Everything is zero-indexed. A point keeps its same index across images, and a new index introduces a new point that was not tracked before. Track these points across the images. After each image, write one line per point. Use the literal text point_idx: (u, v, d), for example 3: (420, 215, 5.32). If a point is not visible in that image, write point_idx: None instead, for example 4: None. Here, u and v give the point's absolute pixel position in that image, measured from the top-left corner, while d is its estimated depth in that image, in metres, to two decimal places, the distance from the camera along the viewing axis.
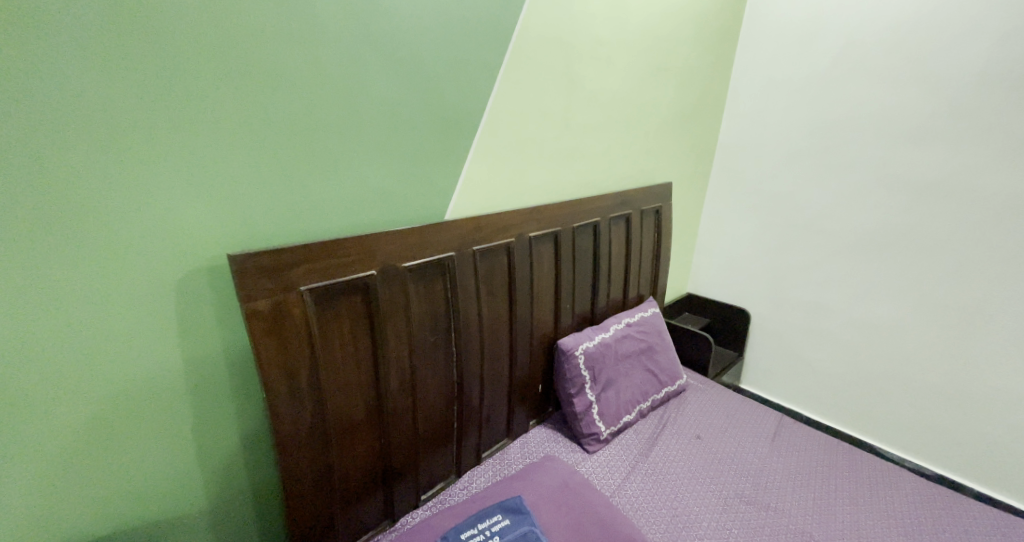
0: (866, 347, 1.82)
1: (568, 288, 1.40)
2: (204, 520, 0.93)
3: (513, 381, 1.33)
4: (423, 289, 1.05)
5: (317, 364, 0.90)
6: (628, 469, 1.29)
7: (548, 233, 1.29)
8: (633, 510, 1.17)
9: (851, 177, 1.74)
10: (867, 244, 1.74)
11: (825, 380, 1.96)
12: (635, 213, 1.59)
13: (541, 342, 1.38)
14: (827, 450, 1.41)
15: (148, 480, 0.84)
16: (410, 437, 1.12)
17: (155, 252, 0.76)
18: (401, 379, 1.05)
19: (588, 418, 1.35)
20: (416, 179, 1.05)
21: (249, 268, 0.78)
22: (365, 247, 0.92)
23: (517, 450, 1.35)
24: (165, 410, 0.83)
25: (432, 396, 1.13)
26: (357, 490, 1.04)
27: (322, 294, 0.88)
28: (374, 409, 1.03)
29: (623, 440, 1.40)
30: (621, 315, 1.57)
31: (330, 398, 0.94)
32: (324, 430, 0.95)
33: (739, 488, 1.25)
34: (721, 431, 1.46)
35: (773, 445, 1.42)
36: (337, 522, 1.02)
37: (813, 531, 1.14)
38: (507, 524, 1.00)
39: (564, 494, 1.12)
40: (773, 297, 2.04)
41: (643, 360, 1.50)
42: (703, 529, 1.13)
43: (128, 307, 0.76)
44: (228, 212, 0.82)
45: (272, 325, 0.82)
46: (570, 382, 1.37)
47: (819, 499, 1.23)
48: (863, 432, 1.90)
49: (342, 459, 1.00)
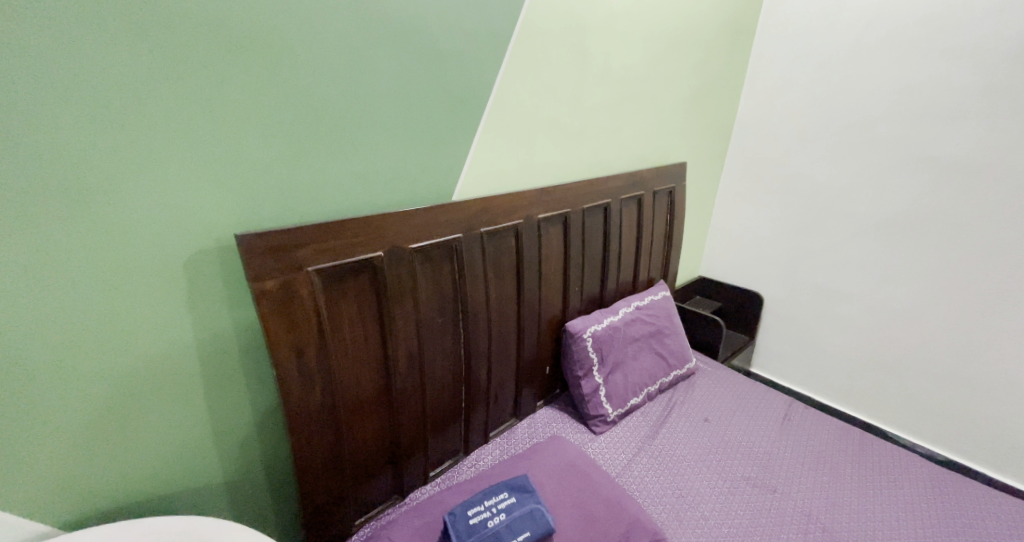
0: (882, 333, 1.78)
1: (577, 271, 1.38)
2: (219, 494, 0.97)
3: (520, 364, 1.33)
4: (430, 271, 1.04)
5: (326, 344, 0.91)
6: (635, 451, 1.30)
7: (557, 214, 1.27)
8: (639, 490, 1.18)
9: (874, 157, 1.68)
10: (889, 226, 1.69)
11: (837, 366, 1.94)
12: (647, 194, 1.56)
13: (548, 324, 1.37)
14: (837, 436, 1.40)
15: (164, 454, 0.87)
16: (419, 416, 1.13)
17: (165, 235, 0.77)
18: (409, 360, 1.07)
19: (595, 400, 1.35)
20: (422, 159, 1.04)
21: (257, 247, 0.78)
22: (372, 229, 0.92)
23: (523, 430, 1.37)
24: (178, 388, 0.86)
25: (440, 376, 1.15)
26: (368, 466, 1.07)
27: (330, 275, 0.88)
28: (383, 390, 1.04)
29: (630, 422, 1.40)
30: (632, 298, 1.55)
31: (339, 377, 0.95)
32: (334, 408, 0.96)
33: (745, 471, 1.25)
34: (730, 414, 1.45)
35: (783, 430, 1.40)
36: (349, 496, 1.05)
37: (819, 514, 1.14)
38: (513, 502, 1.00)
39: (570, 474, 1.14)
40: (787, 280, 2.00)
41: (652, 344, 1.49)
42: (707, 509, 1.14)
43: (135, 289, 0.77)
44: (236, 195, 0.82)
45: (280, 306, 0.83)
46: (577, 364, 1.37)
47: (826, 482, 1.23)
48: (874, 417, 1.88)
49: (352, 436, 1.02)
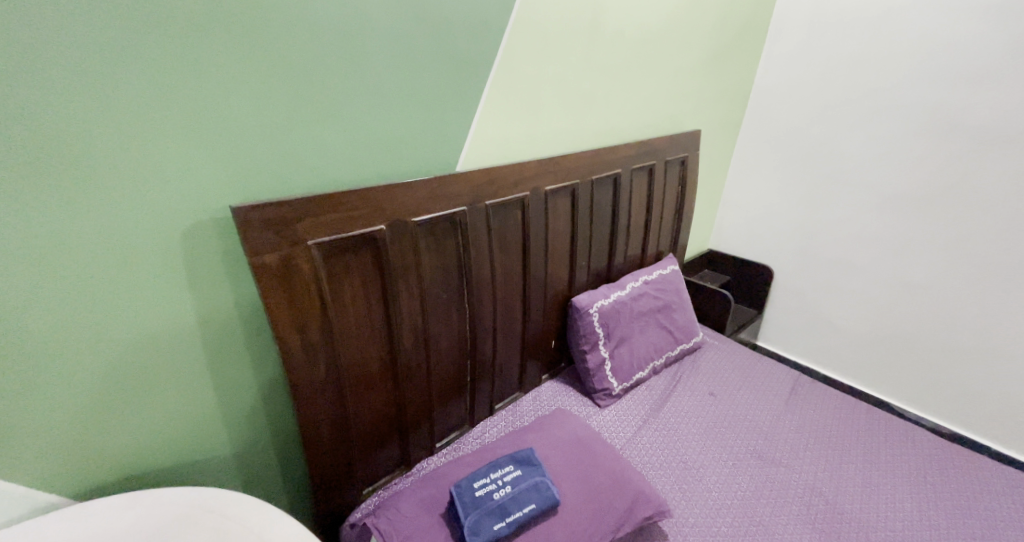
0: (895, 306, 1.75)
1: (584, 244, 1.35)
2: (228, 464, 0.98)
3: (525, 338, 1.32)
4: (433, 245, 1.02)
5: (329, 319, 0.90)
6: (640, 424, 1.30)
7: (565, 186, 1.23)
8: (643, 462, 1.19)
9: (898, 123, 1.60)
10: (909, 197, 1.63)
11: (846, 339, 1.92)
12: (658, 164, 1.50)
13: (555, 298, 1.35)
14: (844, 410, 1.39)
15: (171, 426, 0.87)
16: (424, 389, 1.13)
17: (159, 209, 0.74)
18: (413, 334, 1.06)
19: (600, 374, 1.35)
20: (424, 127, 0.99)
21: (255, 221, 0.75)
22: (373, 201, 0.88)
23: (529, 402, 1.37)
24: (182, 362, 0.85)
25: (445, 350, 1.14)
26: (374, 438, 1.08)
27: (332, 248, 0.86)
28: (388, 364, 1.04)
29: (635, 395, 1.40)
30: (640, 272, 1.52)
31: (343, 352, 0.94)
32: (340, 382, 0.96)
33: (749, 444, 1.26)
34: (736, 388, 1.45)
35: (789, 404, 1.40)
36: (356, 467, 1.07)
37: (822, 487, 1.15)
38: (519, 474, 1.00)
39: (575, 447, 1.14)
40: (800, 253, 1.95)
41: (659, 318, 1.47)
42: (710, 482, 1.15)
43: (131, 265, 0.75)
44: (232, 167, 0.79)
45: (281, 281, 0.81)
46: (582, 338, 1.35)
47: (831, 456, 1.23)
48: (881, 390, 1.88)
49: (358, 409, 1.02)
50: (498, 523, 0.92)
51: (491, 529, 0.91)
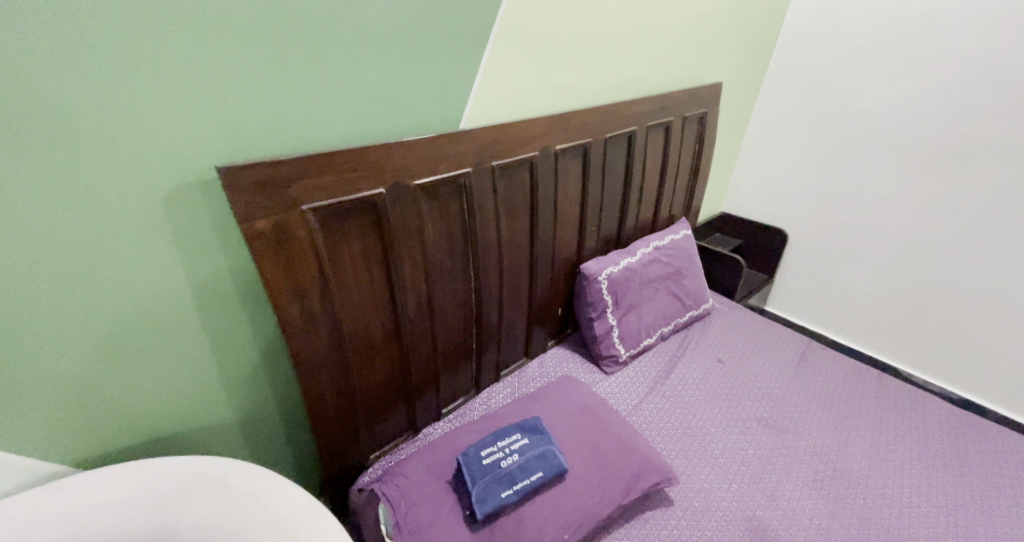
0: (911, 271, 1.71)
1: (594, 207, 1.29)
2: (231, 429, 0.98)
3: (532, 304, 1.29)
4: (437, 209, 0.96)
5: (329, 288, 0.86)
6: (647, 390, 1.29)
7: (576, 145, 1.15)
8: (650, 429, 1.19)
9: (934, 77, 1.51)
10: (938, 157, 1.56)
11: (858, 305, 1.89)
12: (674, 121, 1.42)
13: (563, 264, 1.31)
14: (855, 376, 1.37)
15: (170, 394, 0.86)
16: (430, 356, 1.12)
17: (141, 171, 0.69)
18: (417, 302, 1.02)
19: (608, 341, 1.32)
20: (426, 79, 0.92)
21: (243, 185, 0.69)
22: (371, 162, 0.82)
23: (534, 369, 1.35)
24: (178, 330, 0.82)
25: (450, 317, 1.11)
26: (380, 404, 1.07)
27: (328, 213, 0.81)
28: (392, 332, 1.01)
29: (643, 362, 1.38)
30: (651, 236, 1.47)
31: (345, 322, 0.91)
32: (343, 352, 0.94)
33: (757, 411, 1.25)
34: (745, 355, 1.42)
35: (799, 370, 1.38)
36: (362, 433, 1.06)
37: (829, 454, 1.15)
38: (526, 443, 0.99)
39: (582, 414, 1.13)
40: (817, 216, 1.89)
41: (669, 285, 1.43)
42: (716, 450, 1.16)
43: (114, 231, 0.70)
44: (217, 124, 0.72)
45: (276, 248, 0.76)
46: (590, 305, 1.32)
47: (839, 423, 1.23)
48: (889, 355, 1.87)
49: (363, 377, 1.01)
50: (505, 491, 0.92)
51: (498, 497, 0.91)
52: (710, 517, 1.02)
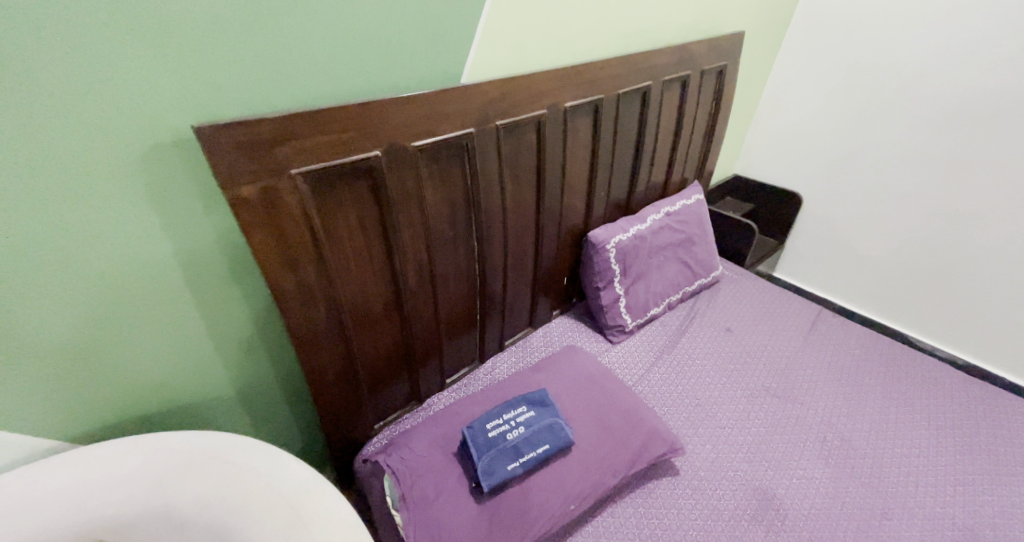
0: (927, 236, 1.66)
1: (603, 170, 1.22)
2: (230, 402, 0.96)
3: (537, 273, 1.25)
4: (437, 174, 0.90)
5: (324, 259, 0.81)
6: (653, 360, 1.27)
7: (587, 102, 1.07)
8: (655, 399, 1.17)
9: (973, 27, 1.41)
10: (969, 115, 1.48)
11: (870, 270, 1.85)
12: (691, 76, 1.32)
13: (569, 232, 1.25)
14: (866, 344, 1.34)
15: (164, 369, 0.83)
16: (432, 326, 1.08)
17: (113, 133, 0.62)
18: (418, 272, 0.98)
19: (614, 312, 1.28)
20: (424, 27, 0.83)
21: (224, 149, 0.63)
22: (365, 123, 0.75)
23: (539, 338, 1.32)
24: (167, 304, 0.78)
25: (452, 287, 1.07)
26: (381, 375, 1.05)
27: (319, 179, 0.75)
28: (392, 303, 0.97)
29: (650, 331, 1.35)
30: (661, 202, 1.41)
31: (343, 294, 0.87)
32: (342, 325, 0.90)
33: (765, 380, 1.23)
34: (754, 323, 1.39)
35: (809, 339, 1.35)
36: (365, 404, 1.05)
37: (837, 424, 1.14)
38: (532, 416, 0.97)
39: (589, 385, 1.10)
40: (834, 178, 1.81)
41: (679, 252, 1.38)
42: (723, 420, 1.14)
43: (89, 201, 0.64)
44: (194, 79, 0.65)
45: (264, 217, 0.71)
46: (597, 275, 1.27)
47: (849, 391, 1.21)
48: (898, 322, 1.85)
49: (364, 349, 0.98)
50: (511, 463, 0.90)
51: (504, 469, 0.89)
52: (715, 487, 1.02)
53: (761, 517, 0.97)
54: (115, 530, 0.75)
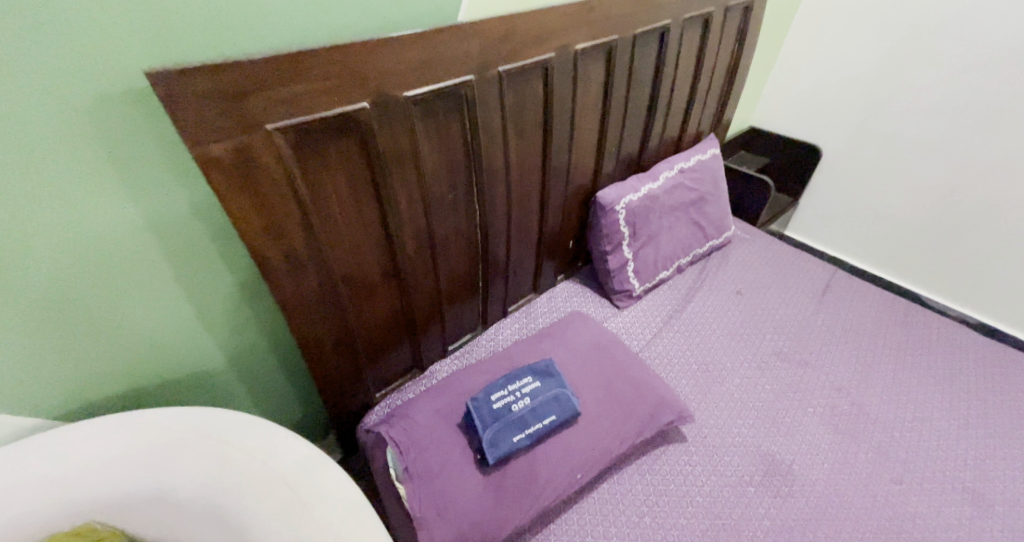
0: (949, 192, 1.59)
1: (614, 123, 1.13)
2: (222, 375, 0.92)
3: (542, 235, 1.18)
4: (434, 128, 0.81)
5: (311, 225, 0.74)
6: (661, 324, 1.23)
7: (598, 46, 0.97)
8: (663, 364, 1.14)
9: None
10: (1011, 58, 1.36)
11: (884, 227, 1.79)
12: (713, 16, 1.20)
13: (576, 191, 1.18)
14: (882, 306, 1.30)
15: (149, 343, 0.78)
16: (433, 293, 1.03)
17: (59, 83, 0.54)
18: (416, 237, 0.91)
19: (621, 276, 1.22)
20: None
21: (186, 102, 0.55)
22: (351, 69, 0.66)
23: (543, 303, 1.27)
24: (145, 276, 0.72)
25: (453, 251, 1.00)
26: (381, 344, 1.01)
27: (301, 135, 0.66)
28: (389, 270, 0.91)
29: (658, 294, 1.30)
30: (674, 158, 1.32)
31: (335, 262, 0.81)
32: (336, 294, 0.85)
33: (776, 344, 1.19)
34: (766, 285, 1.34)
35: (823, 301, 1.30)
36: (365, 373, 1.01)
37: (849, 388, 1.11)
38: (538, 386, 0.94)
39: (596, 353, 1.06)
40: (855, 130, 1.71)
41: (691, 212, 1.31)
42: (733, 385, 1.11)
43: (41, 165, 0.57)
44: (148, 17, 0.56)
45: (240, 179, 0.64)
46: (604, 238, 1.21)
47: (863, 355, 1.17)
48: (911, 281, 1.81)
49: (361, 319, 0.93)
50: (517, 435, 0.87)
51: (510, 442, 0.86)
52: (722, 452, 1.01)
53: (769, 482, 0.96)
54: (120, 505, 0.74)
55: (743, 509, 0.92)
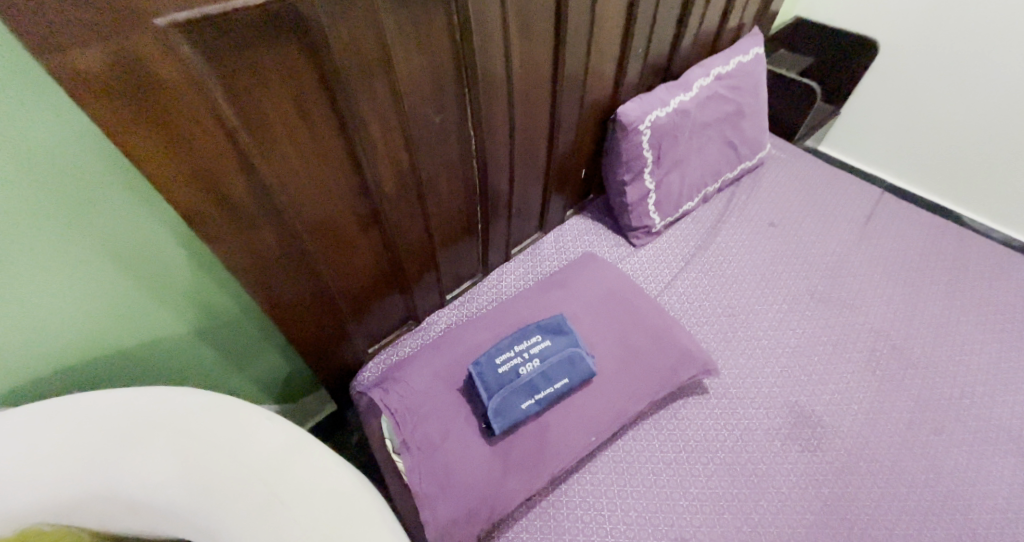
0: (1016, 98, 1.37)
1: (642, 16, 0.89)
2: (184, 341, 0.79)
3: (550, 163, 0.99)
4: (409, 25, 0.60)
5: (254, 166, 0.57)
6: (683, 262, 1.09)
7: None
8: (683, 309, 1.02)
9: None
10: None
11: (934, 140, 1.60)
12: None
13: (592, 108, 0.97)
14: (933, 235, 1.15)
15: (79, 313, 0.65)
16: (423, 237, 0.87)
17: None
18: (397, 173, 0.73)
19: (641, 210, 1.06)
20: None
21: None
22: None
23: (551, 243, 1.12)
24: (51, 239, 0.57)
25: (444, 188, 0.83)
26: (367, 298, 0.88)
27: (216, 37, 0.46)
28: (367, 215, 0.75)
29: (680, 228, 1.15)
30: (709, 62, 1.09)
31: (294, 211, 0.65)
32: (302, 250, 0.70)
33: (811, 283, 1.07)
34: (802, 213, 1.18)
35: (867, 231, 1.15)
36: (351, 331, 0.89)
37: (889, 330, 1.00)
38: (550, 346, 0.81)
39: (611, 302, 0.93)
40: (918, 21, 1.44)
41: (724, 130, 1.11)
42: (761, 329, 1.00)
43: None
44: None
45: (135, 106, 0.45)
46: (622, 166, 1.02)
47: (906, 293, 1.05)
48: (955, 202, 1.67)
49: (339, 273, 0.78)
50: (526, 402, 0.77)
51: (518, 410, 0.76)
52: (748, 404, 0.92)
53: (797, 435, 0.88)
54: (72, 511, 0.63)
55: (768, 465, 0.85)
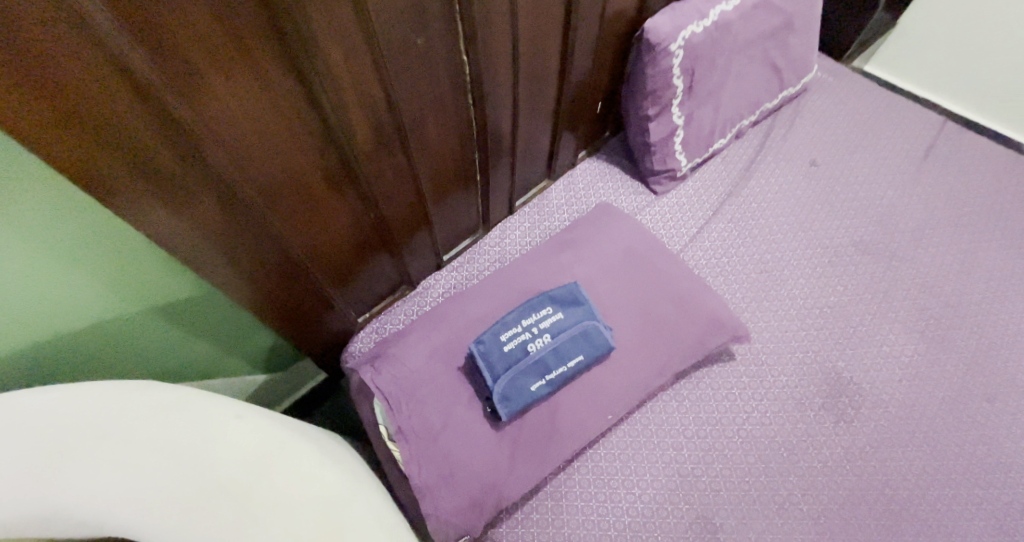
0: None
1: None
2: (143, 338, 0.67)
3: (560, 95, 0.83)
4: None
5: (171, 115, 0.42)
6: (709, 211, 0.95)
7: None
8: (710, 266, 0.90)
9: None
10: None
11: (1001, 58, 1.38)
12: None
13: (612, 25, 0.79)
14: (995, 171, 1.00)
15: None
16: (410, 191, 0.74)
17: None
18: (372, 116, 0.58)
19: (665, 151, 0.91)
20: None
21: None
22: None
23: (560, 192, 0.98)
24: None
25: (433, 131, 0.68)
26: (350, 264, 0.76)
27: None
28: (338, 170, 0.61)
29: (707, 171, 1.00)
30: None
31: (241, 170, 0.51)
32: (259, 216, 0.57)
33: (856, 233, 0.94)
34: (848, 150, 1.02)
35: (920, 169, 1.00)
36: (335, 300, 0.79)
37: (940, 286, 0.89)
38: (562, 319, 0.71)
39: (630, 262, 0.81)
40: None
41: (767, 51, 0.92)
42: (797, 287, 0.89)
43: None
44: None
45: None
46: (646, 97, 0.86)
47: (962, 241, 0.93)
48: (1013, 129, 1.48)
49: (311, 239, 0.66)
50: (536, 383, 0.67)
51: (527, 393, 0.67)
52: (779, 372, 0.83)
53: (832, 405, 0.80)
54: None
55: (799, 437, 0.78)
